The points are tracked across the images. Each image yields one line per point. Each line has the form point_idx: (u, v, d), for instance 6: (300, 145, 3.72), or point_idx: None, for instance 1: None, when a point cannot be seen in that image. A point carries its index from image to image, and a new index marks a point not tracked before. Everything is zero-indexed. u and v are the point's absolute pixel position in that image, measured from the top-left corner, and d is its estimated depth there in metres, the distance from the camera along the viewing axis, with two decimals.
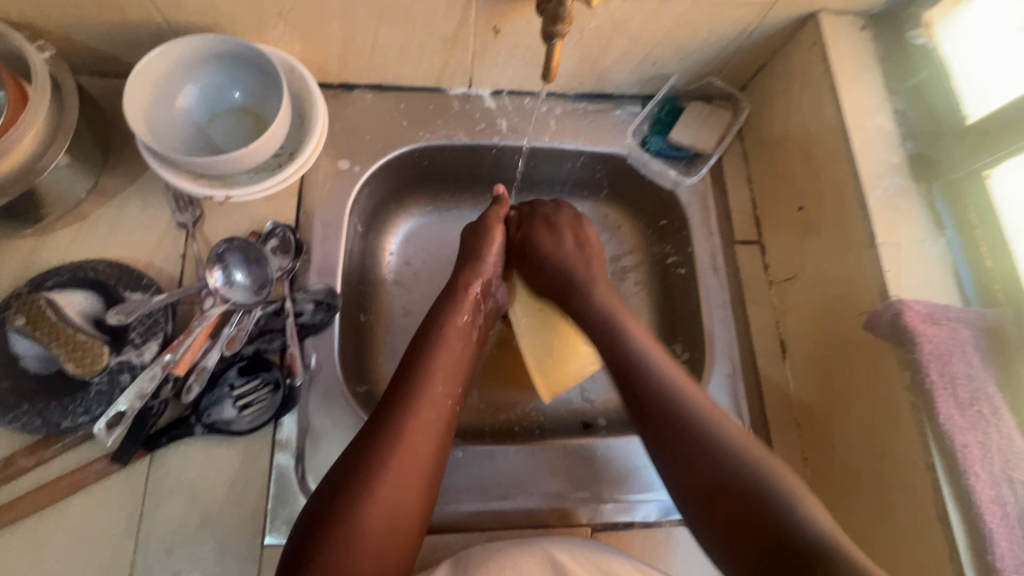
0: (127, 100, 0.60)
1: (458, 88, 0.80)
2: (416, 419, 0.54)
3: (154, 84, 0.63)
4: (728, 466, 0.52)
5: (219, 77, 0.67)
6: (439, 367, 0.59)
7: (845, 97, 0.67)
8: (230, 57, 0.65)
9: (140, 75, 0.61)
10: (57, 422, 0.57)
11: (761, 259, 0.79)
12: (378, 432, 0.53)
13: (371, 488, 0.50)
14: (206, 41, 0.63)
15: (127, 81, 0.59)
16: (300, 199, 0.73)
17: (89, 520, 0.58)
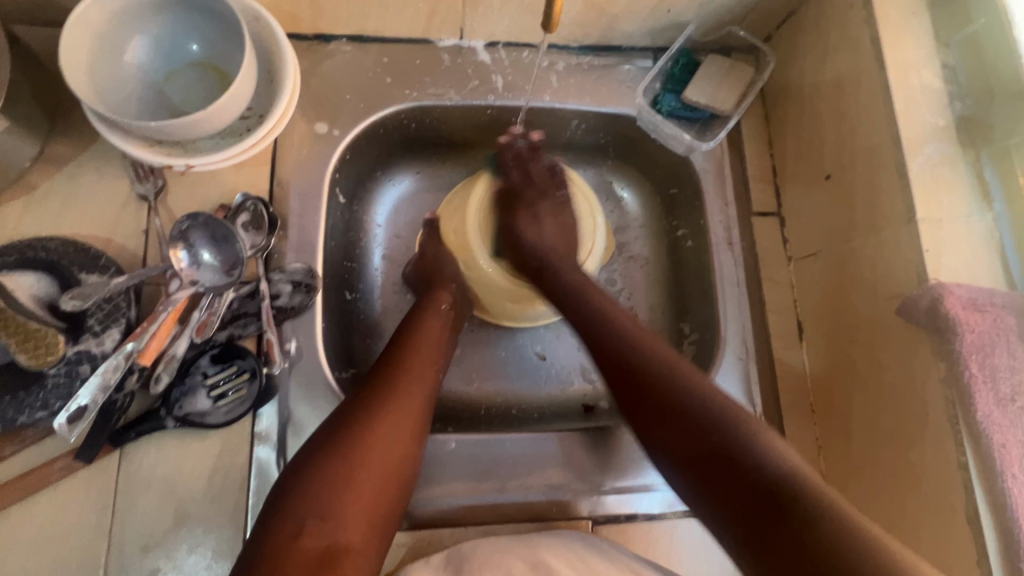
0: (64, 55, 0.51)
1: (448, 40, 0.72)
2: (393, 409, 0.53)
3: (95, 36, 0.54)
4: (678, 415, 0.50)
5: (172, 27, 0.58)
6: (420, 363, 0.59)
7: (887, 49, 0.58)
8: (182, 3, 0.57)
9: (79, 24, 0.52)
10: (12, 418, 0.52)
11: (779, 233, 0.73)
12: (356, 420, 0.52)
13: (330, 491, 0.47)
14: None
15: (64, 30, 0.51)
16: (274, 167, 0.66)
17: (57, 517, 0.54)
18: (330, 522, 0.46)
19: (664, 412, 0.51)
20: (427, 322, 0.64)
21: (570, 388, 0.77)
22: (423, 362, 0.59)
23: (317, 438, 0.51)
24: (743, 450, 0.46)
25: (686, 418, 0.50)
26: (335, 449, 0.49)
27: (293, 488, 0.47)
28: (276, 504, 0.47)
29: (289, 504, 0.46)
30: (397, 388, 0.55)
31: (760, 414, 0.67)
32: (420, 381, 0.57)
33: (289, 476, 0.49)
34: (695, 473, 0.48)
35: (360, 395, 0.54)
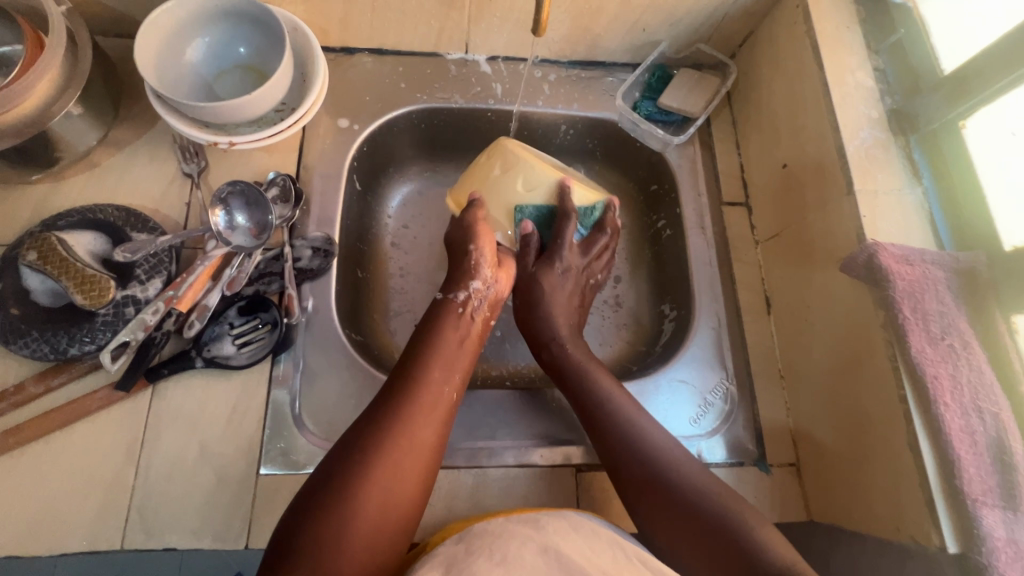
0: (138, 49, 0.63)
1: (455, 54, 0.83)
2: (418, 418, 0.55)
3: (165, 38, 0.66)
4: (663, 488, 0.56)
5: (226, 34, 0.70)
6: (448, 368, 0.60)
7: (825, 55, 0.69)
8: (236, 14, 0.69)
9: (150, 27, 0.64)
10: (64, 349, 0.60)
11: (746, 220, 0.81)
12: (378, 430, 0.53)
13: (354, 497, 0.49)
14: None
15: (139, 31, 0.63)
16: (302, 154, 0.77)
17: (91, 444, 0.60)
18: (364, 527, 0.48)
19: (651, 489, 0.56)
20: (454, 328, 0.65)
21: None
22: (451, 366, 0.61)
23: (345, 448, 0.52)
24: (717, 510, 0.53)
25: (659, 475, 0.57)
26: (363, 461, 0.51)
27: (323, 488, 0.49)
28: (302, 505, 0.48)
29: (315, 508, 0.48)
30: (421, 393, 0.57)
31: (731, 377, 0.73)
32: (443, 387, 0.58)
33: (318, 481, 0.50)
34: (685, 518, 0.54)
35: (385, 402, 0.55)
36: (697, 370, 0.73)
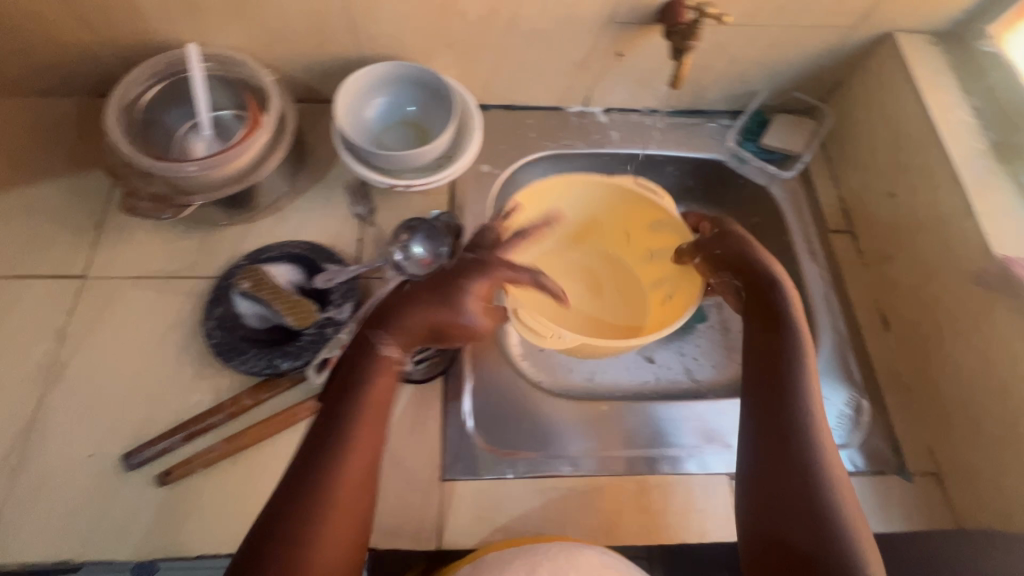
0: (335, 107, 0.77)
1: (575, 107, 0.95)
2: (333, 485, 0.52)
3: (355, 99, 0.80)
4: (802, 477, 0.57)
5: (403, 97, 0.83)
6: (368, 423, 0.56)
7: (927, 98, 0.78)
8: (414, 81, 0.81)
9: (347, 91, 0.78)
10: (277, 365, 0.68)
11: (852, 246, 0.88)
12: (309, 477, 0.53)
13: (307, 538, 0.50)
14: (398, 67, 0.80)
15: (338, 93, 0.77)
16: (452, 195, 0.87)
17: (295, 452, 0.67)
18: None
19: (779, 395, 0.61)
20: (366, 389, 0.57)
21: (679, 385, 0.92)
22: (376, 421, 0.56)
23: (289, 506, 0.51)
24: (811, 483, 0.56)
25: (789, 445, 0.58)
26: (300, 522, 0.51)
27: (311, 523, 0.51)
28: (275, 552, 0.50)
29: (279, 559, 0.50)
30: (337, 461, 0.53)
31: (862, 391, 0.78)
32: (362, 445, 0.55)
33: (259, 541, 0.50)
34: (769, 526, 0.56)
35: (303, 473, 0.53)
36: (828, 385, 0.78)
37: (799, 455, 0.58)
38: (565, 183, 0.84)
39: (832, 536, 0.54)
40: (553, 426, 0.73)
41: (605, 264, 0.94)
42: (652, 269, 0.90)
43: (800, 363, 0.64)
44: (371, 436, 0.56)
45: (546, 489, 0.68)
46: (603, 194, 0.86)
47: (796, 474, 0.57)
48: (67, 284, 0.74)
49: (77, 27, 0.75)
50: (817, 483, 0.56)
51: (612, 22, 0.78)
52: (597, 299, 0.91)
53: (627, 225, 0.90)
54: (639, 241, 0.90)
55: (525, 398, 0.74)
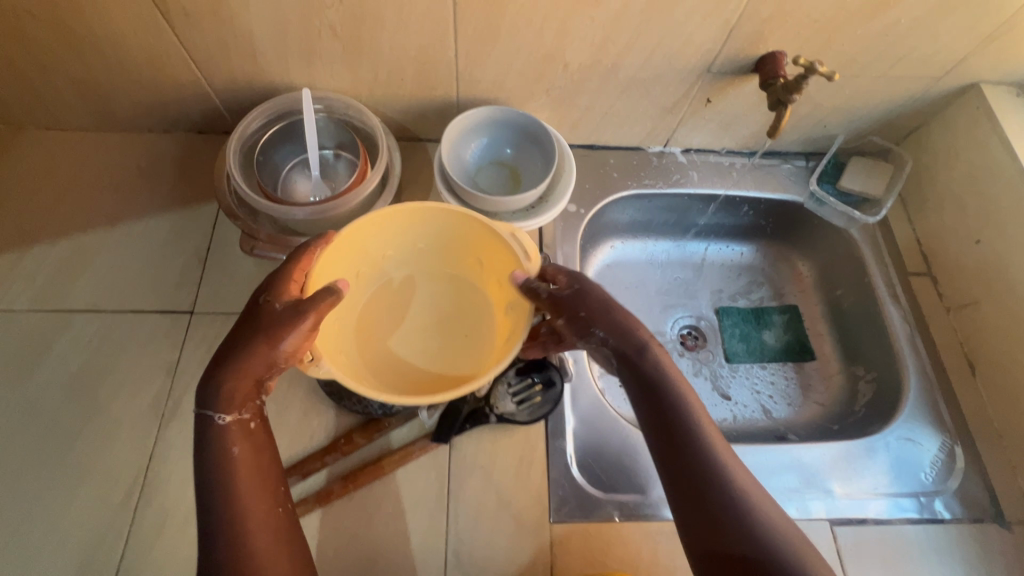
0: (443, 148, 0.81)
1: (655, 147, 0.97)
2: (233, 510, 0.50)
3: (458, 139, 0.83)
4: (713, 507, 0.51)
5: (501, 138, 0.86)
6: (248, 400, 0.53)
7: (1015, 148, 0.80)
8: (514, 125, 0.84)
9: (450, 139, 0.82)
10: (388, 406, 0.70)
11: (933, 289, 0.89)
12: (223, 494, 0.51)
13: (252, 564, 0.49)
14: (499, 112, 0.82)
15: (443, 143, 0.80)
16: (541, 234, 0.89)
17: (407, 492, 0.69)
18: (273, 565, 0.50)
19: (675, 424, 0.54)
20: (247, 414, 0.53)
21: (759, 424, 0.90)
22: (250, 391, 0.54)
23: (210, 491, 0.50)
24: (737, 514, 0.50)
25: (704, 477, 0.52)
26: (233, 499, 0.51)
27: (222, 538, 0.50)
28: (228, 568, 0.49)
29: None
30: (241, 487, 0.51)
31: (954, 437, 0.79)
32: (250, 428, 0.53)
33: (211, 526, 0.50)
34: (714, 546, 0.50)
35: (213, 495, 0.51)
36: (920, 429, 0.79)
37: (705, 478, 0.52)
38: (391, 216, 0.65)
39: (732, 537, 0.49)
40: (656, 469, 0.73)
41: (452, 290, 0.75)
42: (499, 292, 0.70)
43: (681, 384, 0.56)
44: (256, 463, 0.53)
45: (653, 532, 0.69)
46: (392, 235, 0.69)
47: (701, 497, 0.51)
48: (176, 320, 0.76)
49: (192, 71, 0.77)
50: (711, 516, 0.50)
51: (708, 72, 0.80)
52: (459, 347, 0.71)
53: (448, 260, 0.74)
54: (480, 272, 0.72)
55: (627, 440, 0.75)
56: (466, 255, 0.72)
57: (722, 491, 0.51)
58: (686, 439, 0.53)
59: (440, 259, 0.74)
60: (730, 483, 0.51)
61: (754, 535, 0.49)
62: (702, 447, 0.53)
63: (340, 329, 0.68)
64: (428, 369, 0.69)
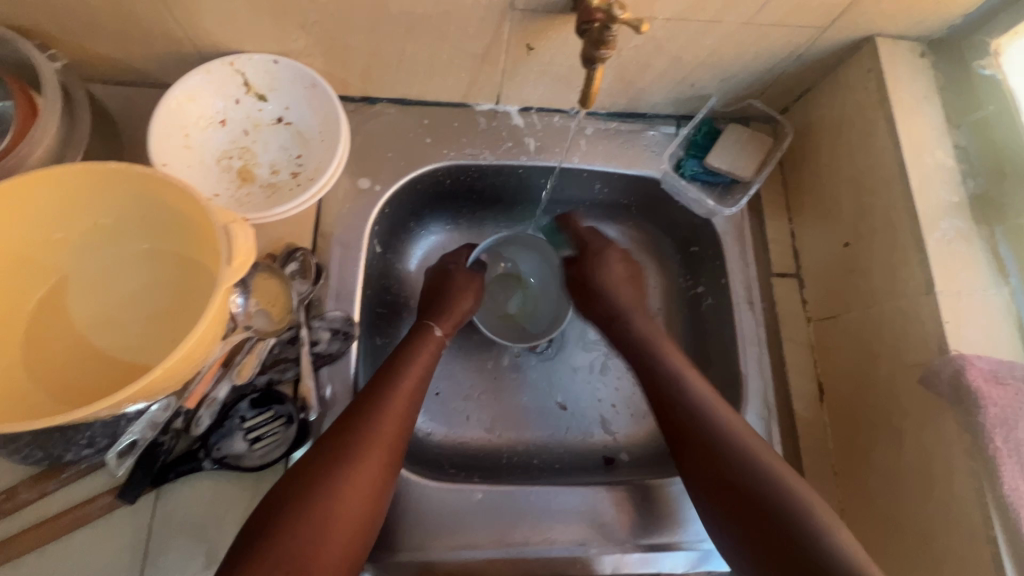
0: (161, 114, 0.62)
1: (485, 105, 0.76)
2: (338, 483, 0.53)
3: (190, 103, 0.65)
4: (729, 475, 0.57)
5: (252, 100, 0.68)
6: (394, 414, 0.60)
7: (902, 131, 0.62)
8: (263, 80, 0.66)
9: (186, 88, 0.63)
10: (60, 455, 0.55)
11: (798, 294, 0.75)
12: (312, 477, 0.53)
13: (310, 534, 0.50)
14: (235, 63, 0.64)
15: (166, 96, 0.62)
16: (318, 216, 0.70)
17: (85, 556, 0.55)
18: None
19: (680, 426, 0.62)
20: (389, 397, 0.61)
21: (590, 438, 0.81)
22: (391, 419, 0.59)
23: (313, 469, 0.54)
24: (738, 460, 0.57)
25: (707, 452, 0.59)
26: (307, 499, 0.52)
27: (269, 516, 0.51)
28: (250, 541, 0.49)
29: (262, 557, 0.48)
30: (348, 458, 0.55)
31: None
32: (389, 436, 0.58)
33: (278, 503, 0.52)
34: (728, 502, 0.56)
35: (302, 476, 0.53)
36: None
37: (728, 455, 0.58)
38: (59, 180, 0.52)
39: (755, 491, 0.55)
40: (533, 525, 0.63)
41: (171, 274, 0.59)
42: (205, 252, 0.57)
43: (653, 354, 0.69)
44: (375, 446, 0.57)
45: None
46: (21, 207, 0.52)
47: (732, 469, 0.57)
48: None
49: None
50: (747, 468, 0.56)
51: (512, 9, 0.59)
52: (151, 335, 0.58)
53: (108, 215, 0.57)
54: (164, 225, 0.58)
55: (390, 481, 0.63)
56: (186, 237, 0.58)
57: (784, 515, 0.53)
58: (766, 488, 0.55)
59: (164, 239, 0.59)
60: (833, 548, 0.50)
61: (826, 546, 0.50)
62: (788, 509, 0.53)
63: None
64: (113, 368, 0.57)
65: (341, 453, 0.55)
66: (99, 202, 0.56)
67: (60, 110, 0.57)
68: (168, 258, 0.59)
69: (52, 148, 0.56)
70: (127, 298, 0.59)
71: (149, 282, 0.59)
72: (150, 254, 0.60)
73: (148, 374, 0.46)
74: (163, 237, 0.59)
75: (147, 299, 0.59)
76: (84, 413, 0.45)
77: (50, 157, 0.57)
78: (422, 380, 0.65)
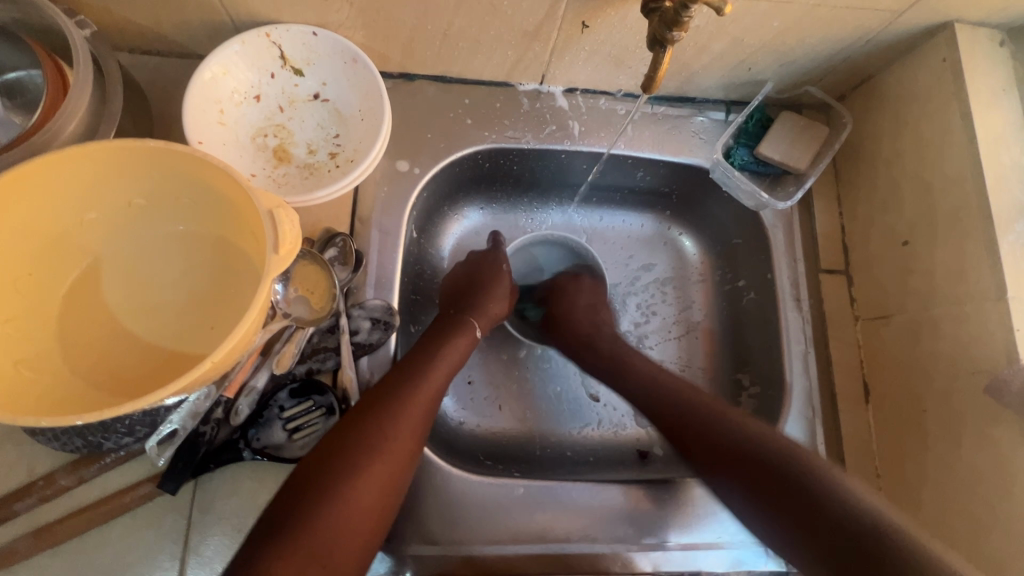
0: (195, 87, 0.59)
1: (529, 84, 0.73)
2: (372, 452, 0.52)
3: (225, 76, 0.61)
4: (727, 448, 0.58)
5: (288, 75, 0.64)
6: (425, 386, 0.59)
7: (977, 125, 0.59)
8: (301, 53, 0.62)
9: (221, 60, 0.60)
10: (98, 443, 0.54)
11: (846, 292, 0.72)
12: (346, 448, 0.52)
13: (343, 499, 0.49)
14: (273, 34, 0.60)
15: (200, 69, 0.58)
16: (355, 199, 0.67)
17: (127, 543, 0.54)
18: (310, 573, 0.45)
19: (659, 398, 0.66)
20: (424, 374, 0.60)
21: (623, 431, 0.80)
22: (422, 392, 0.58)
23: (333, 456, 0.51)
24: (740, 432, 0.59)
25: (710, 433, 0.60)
26: (345, 466, 0.51)
27: (303, 484, 0.49)
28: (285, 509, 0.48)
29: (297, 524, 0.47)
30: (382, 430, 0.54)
31: None
32: (415, 415, 0.56)
33: (294, 495, 0.49)
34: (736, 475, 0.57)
35: (336, 445, 0.52)
36: None
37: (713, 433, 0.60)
38: (96, 157, 0.49)
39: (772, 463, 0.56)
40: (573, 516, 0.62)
41: (209, 258, 0.57)
42: (247, 235, 0.54)
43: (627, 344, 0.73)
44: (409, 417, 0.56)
45: None
46: (56, 185, 0.50)
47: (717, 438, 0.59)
48: None
49: None
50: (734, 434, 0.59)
51: None
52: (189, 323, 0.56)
53: (143, 195, 0.54)
54: (201, 206, 0.55)
55: (432, 473, 0.62)
56: (225, 220, 0.55)
57: (792, 474, 0.54)
58: (770, 454, 0.56)
59: (202, 221, 0.56)
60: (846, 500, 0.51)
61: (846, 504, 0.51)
62: (797, 467, 0.54)
63: (23, 312, 0.51)
64: (151, 354, 0.55)
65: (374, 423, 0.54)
66: (135, 182, 0.53)
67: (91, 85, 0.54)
68: (205, 242, 0.57)
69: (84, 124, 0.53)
70: (163, 282, 0.57)
71: (186, 267, 0.57)
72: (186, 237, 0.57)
73: (196, 368, 0.43)
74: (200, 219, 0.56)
75: (184, 284, 0.57)
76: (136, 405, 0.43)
77: (82, 133, 0.54)
78: (447, 370, 0.62)
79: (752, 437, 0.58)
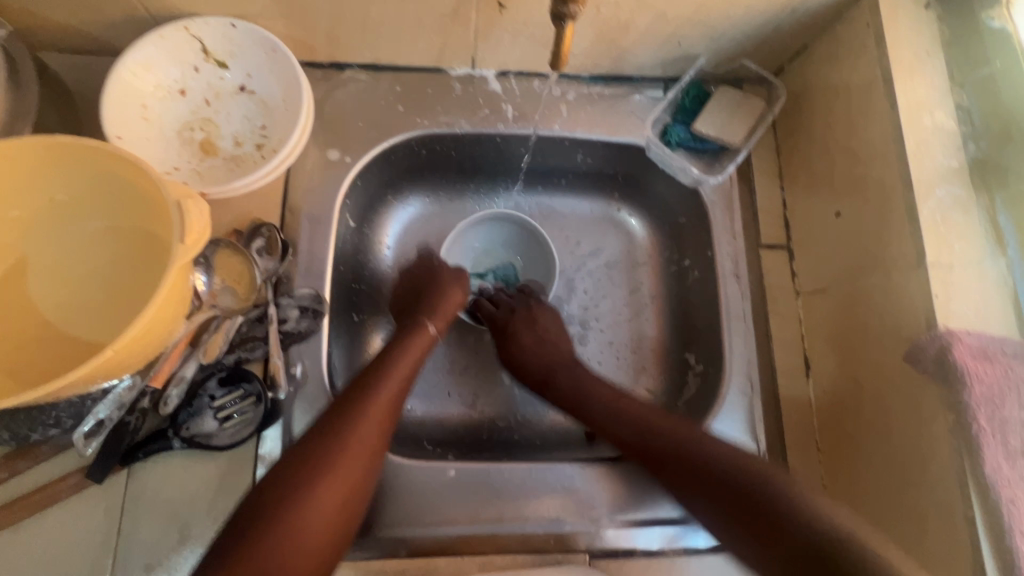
0: (113, 84, 0.59)
1: (460, 69, 0.73)
2: (340, 460, 0.52)
3: (144, 73, 0.62)
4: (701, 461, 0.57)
5: (211, 70, 0.64)
6: (390, 385, 0.59)
7: (900, 89, 0.58)
8: (221, 47, 0.63)
9: (139, 56, 0.60)
10: (26, 435, 0.54)
11: (787, 266, 0.71)
12: (315, 455, 0.52)
13: (309, 505, 0.49)
14: (190, 29, 0.61)
15: (118, 66, 0.59)
16: (286, 190, 0.67)
17: (59, 533, 0.55)
18: None
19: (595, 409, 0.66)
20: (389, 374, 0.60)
21: None
22: (389, 393, 0.58)
23: (259, 505, 0.48)
24: (700, 449, 0.58)
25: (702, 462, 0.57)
26: (312, 474, 0.50)
27: (270, 493, 0.49)
28: (252, 520, 0.47)
29: (263, 532, 0.47)
30: (348, 437, 0.53)
31: (765, 452, 0.65)
32: (380, 414, 0.56)
33: (233, 540, 0.46)
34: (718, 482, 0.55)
35: (305, 455, 0.52)
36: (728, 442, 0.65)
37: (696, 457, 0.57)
38: (3, 156, 0.50)
39: (741, 481, 0.54)
40: (509, 503, 0.63)
41: (130, 250, 0.57)
42: (158, 223, 0.54)
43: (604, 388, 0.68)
44: (377, 420, 0.56)
45: (372, 572, 0.59)
46: None
47: (703, 466, 0.56)
48: None
49: None
50: (744, 467, 0.55)
51: None
52: (109, 316, 0.56)
53: (59, 190, 0.55)
54: (117, 199, 0.55)
55: None
56: (141, 211, 0.55)
57: (762, 490, 0.52)
58: (737, 471, 0.55)
59: (121, 215, 0.56)
60: (813, 509, 0.50)
61: (803, 516, 0.49)
62: (753, 479, 0.53)
63: None
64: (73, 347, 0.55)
65: (341, 428, 0.53)
66: (49, 177, 0.53)
67: (4, 81, 0.54)
68: (127, 233, 0.57)
69: (2, 119, 0.54)
70: (87, 277, 0.57)
71: (109, 260, 0.57)
72: (108, 230, 0.57)
73: (96, 357, 0.45)
74: (118, 212, 0.56)
75: (106, 276, 0.57)
76: (40, 394, 0.44)
77: None
78: (407, 374, 0.61)
79: (712, 449, 0.57)
